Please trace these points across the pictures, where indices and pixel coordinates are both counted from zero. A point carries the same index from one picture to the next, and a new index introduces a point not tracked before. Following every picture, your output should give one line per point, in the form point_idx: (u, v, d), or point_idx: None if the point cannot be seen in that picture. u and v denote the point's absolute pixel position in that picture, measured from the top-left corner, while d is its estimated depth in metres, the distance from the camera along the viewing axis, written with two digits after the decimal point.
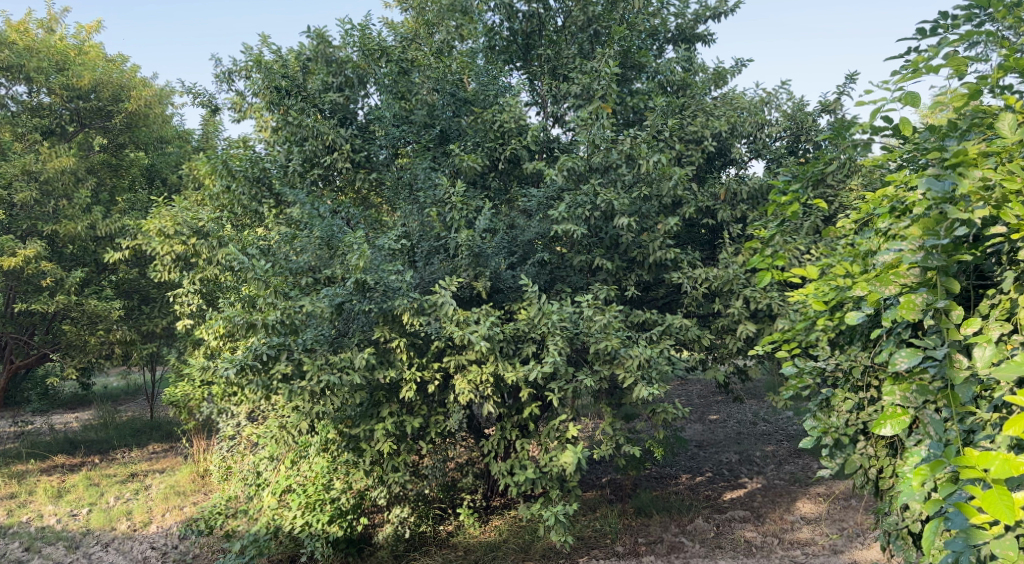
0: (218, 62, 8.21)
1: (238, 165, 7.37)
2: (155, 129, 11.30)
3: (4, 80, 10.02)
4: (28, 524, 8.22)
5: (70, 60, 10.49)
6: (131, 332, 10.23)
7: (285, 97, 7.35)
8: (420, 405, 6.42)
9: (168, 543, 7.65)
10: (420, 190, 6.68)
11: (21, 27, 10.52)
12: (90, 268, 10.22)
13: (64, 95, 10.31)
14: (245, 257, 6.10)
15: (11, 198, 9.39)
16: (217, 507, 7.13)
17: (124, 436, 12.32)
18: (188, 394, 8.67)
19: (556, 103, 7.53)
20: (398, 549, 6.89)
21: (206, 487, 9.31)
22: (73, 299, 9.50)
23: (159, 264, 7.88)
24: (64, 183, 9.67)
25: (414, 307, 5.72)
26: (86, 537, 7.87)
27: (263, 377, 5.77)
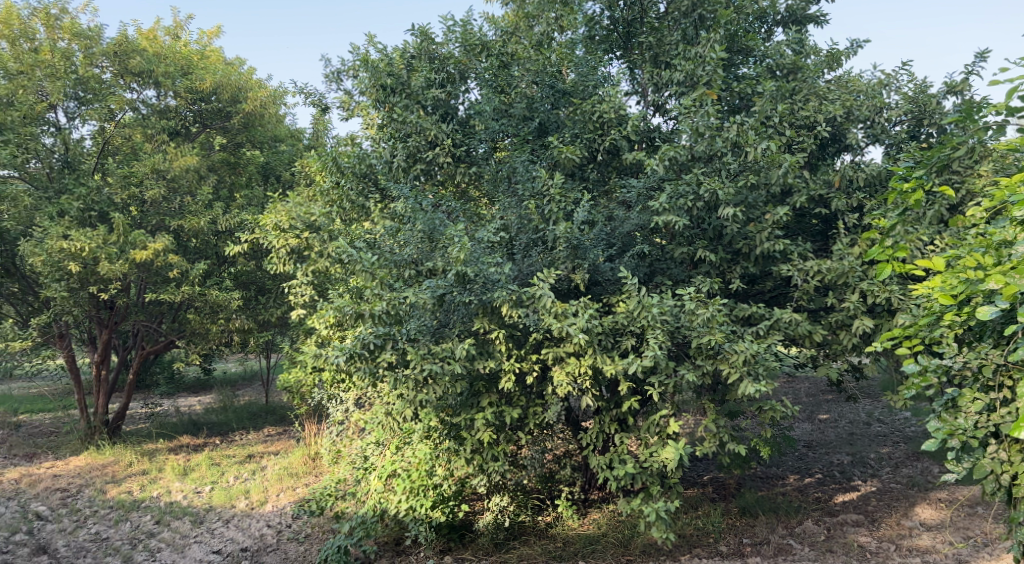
0: (327, 63, 8.51)
1: (347, 162, 7.76)
2: (270, 128, 11.86)
3: (136, 84, 10.75)
4: (158, 499, 8.83)
5: (194, 64, 11.10)
6: (249, 321, 10.82)
7: (390, 94, 7.70)
8: (518, 396, 6.43)
9: (282, 522, 8.03)
10: (519, 183, 6.69)
11: (151, 34, 11.24)
12: (212, 261, 10.84)
13: (188, 97, 10.94)
14: (353, 250, 6.29)
15: (143, 195, 10.07)
16: (327, 489, 7.44)
17: (242, 419, 13.04)
18: (300, 380, 9.10)
19: (658, 92, 7.36)
20: (499, 537, 6.97)
21: (316, 469, 9.70)
22: (196, 290, 10.10)
23: (274, 257, 8.30)
24: (189, 181, 10.28)
25: (513, 299, 5.76)
26: (209, 513, 8.38)
27: (370, 365, 5.94)
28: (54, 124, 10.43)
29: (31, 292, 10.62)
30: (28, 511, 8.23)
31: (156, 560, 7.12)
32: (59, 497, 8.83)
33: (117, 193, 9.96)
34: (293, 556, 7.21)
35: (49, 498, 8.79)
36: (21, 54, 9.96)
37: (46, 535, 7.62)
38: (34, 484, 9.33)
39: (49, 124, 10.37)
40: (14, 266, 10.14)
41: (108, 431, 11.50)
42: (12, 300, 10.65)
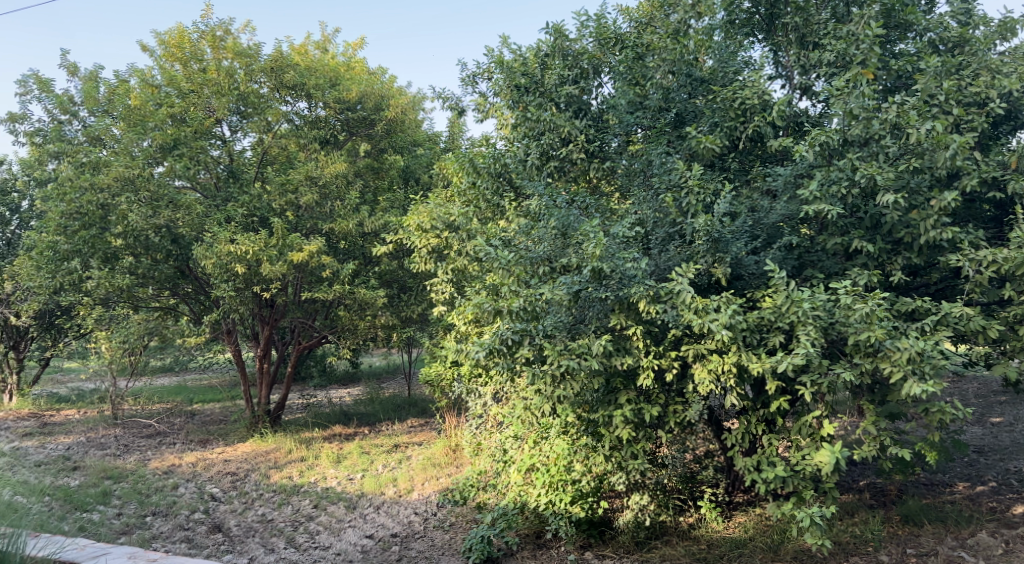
0: (464, 66, 8.75)
1: (483, 162, 7.90)
2: (410, 132, 12.31)
3: (291, 97, 11.48)
4: (315, 484, 9.42)
5: (341, 76, 11.72)
6: (393, 318, 11.30)
7: (525, 93, 7.81)
8: (658, 393, 6.32)
9: (428, 510, 8.34)
10: (656, 175, 6.55)
11: (303, 49, 11.96)
12: (359, 261, 11.40)
13: (337, 107, 11.57)
14: (490, 248, 6.43)
15: (298, 200, 10.73)
16: (469, 480, 7.60)
17: (388, 410, 13.65)
18: (441, 375, 9.40)
19: (805, 74, 6.98)
20: (639, 537, 6.90)
21: (458, 460, 9.99)
22: (346, 288, 10.66)
23: (417, 256, 8.70)
24: (338, 186, 10.85)
25: (651, 295, 5.65)
26: (361, 499, 8.84)
27: (508, 361, 6.09)
28: (220, 137, 11.37)
29: (203, 292, 11.62)
30: (204, 492, 9.02)
31: (315, 541, 7.57)
32: (229, 480, 9.61)
33: (276, 200, 10.71)
34: (439, 543, 7.47)
35: (222, 480, 9.59)
36: (191, 74, 11.00)
37: (220, 514, 8.32)
38: (209, 467, 10.21)
39: (217, 138, 11.32)
40: (189, 268, 11.13)
41: (270, 420, 12.38)
42: (188, 299, 11.70)
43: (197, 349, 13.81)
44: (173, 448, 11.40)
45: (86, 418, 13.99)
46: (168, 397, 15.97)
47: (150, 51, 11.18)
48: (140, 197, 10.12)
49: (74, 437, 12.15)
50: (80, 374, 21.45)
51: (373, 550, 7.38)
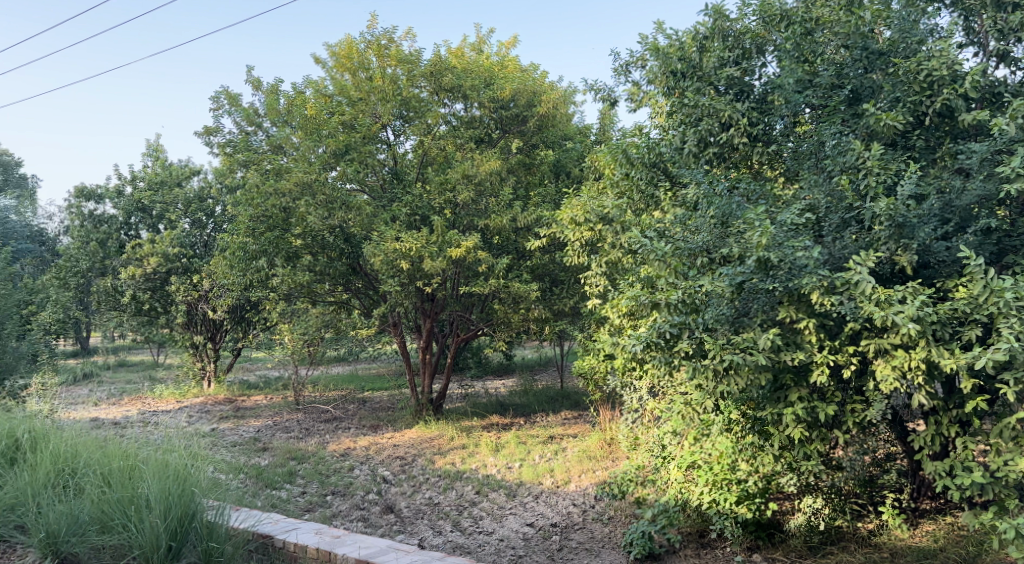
0: (617, 56, 8.65)
1: (636, 153, 7.73)
2: (561, 126, 12.34)
3: (449, 100, 11.92)
4: (476, 471, 9.72)
5: (495, 75, 11.97)
6: (546, 311, 11.41)
7: (681, 79, 7.64)
8: (833, 391, 5.93)
9: (587, 502, 8.36)
10: (828, 158, 6.16)
11: (459, 52, 12.33)
12: (513, 255, 11.60)
13: (491, 106, 11.81)
14: (647, 240, 6.32)
15: (456, 198, 11.08)
16: (628, 474, 7.60)
17: (542, 402, 13.83)
18: (595, 368, 9.38)
19: (1003, 38, 6.30)
20: (812, 541, 6.57)
21: (614, 454, 9.95)
22: (502, 282, 10.86)
23: (570, 250, 8.78)
24: (492, 183, 11.05)
25: (825, 286, 5.31)
26: (520, 487, 9.02)
27: (667, 355, 5.99)
28: (386, 141, 12.00)
29: (371, 287, 12.29)
30: (377, 475, 9.56)
31: (480, 526, 7.80)
32: (398, 464, 10.12)
33: (436, 198, 11.16)
34: (599, 536, 7.46)
35: (391, 464, 10.13)
36: (359, 83, 11.74)
37: (392, 496, 8.79)
38: (379, 452, 10.82)
39: (382, 142, 11.98)
40: (359, 265, 11.82)
41: (433, 409, 12.89)
42: (358, 294, 12.41)
43: (367, 341, 14.68)
44: (348, 433, 12.18)
45: (272, 403, 15.25)
46: (340, 385, 17.09)
47: (323, 63, 12.00)
48: (317, 200, 10.84)
49: (263, 421, 13.30)
50: (266, 363, 23.45)
51: (535, 538, 7.47)
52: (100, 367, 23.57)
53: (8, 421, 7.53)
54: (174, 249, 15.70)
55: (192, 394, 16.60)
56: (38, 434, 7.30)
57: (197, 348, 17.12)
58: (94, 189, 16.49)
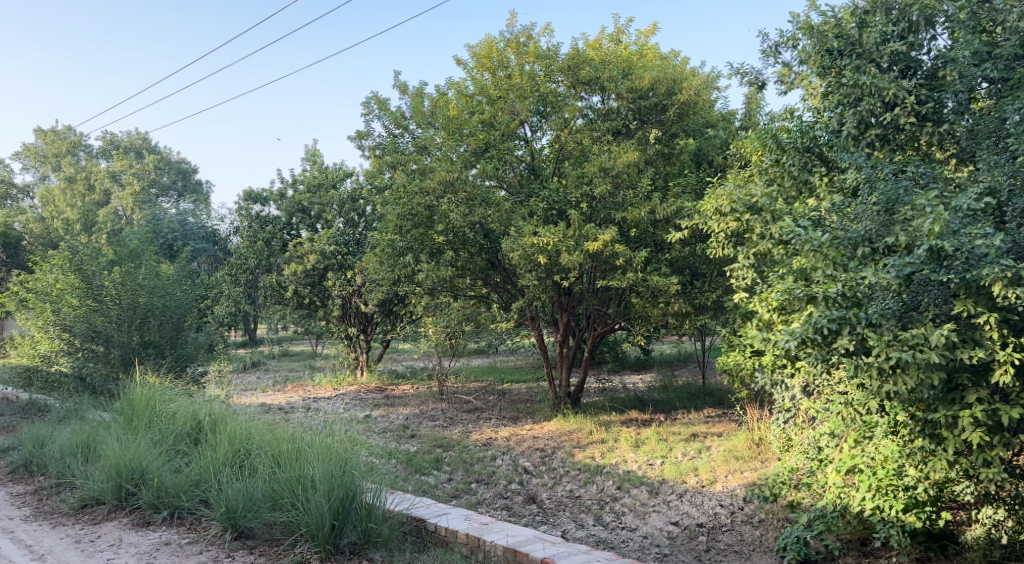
0: (765, 37, 8.28)
1: (787, 138, 7.44)
2: (703, 114, 11.95)
3: (586, 93, 11.83)
4: (617, 466, 9.64)
5: (633, 64, 11.74)
6: (687, 305, 11.12)
7: (838, 58, 7.17)
8: (1018, 393, 5.41)
9: (734, 504, 8.08)
10: (1010, 136, 5.62)
11: (597, 43, 12.21)
12: (651, 248, 11.36)
13: (629, 97, 11.60)
14: (801, 230, 6.01)
15: (593, 191, 10.98)
16: (781, 476, 7.17)
17: (684, 399, 13.51)
18: (740, 364, 9.03)
19: None
20: (993, 556, 5.97)
21: (763, 455, 9.53)
22: (640, 276, 10.60)
23: (714, 242, 8.50)
24: (630, 175, 10.87)
25: (1009, 276, 4.86)
26: (663, 485, 8.86)
27: (823, 351, 5.65)
28: (524, 138, 12.11)
29: (509, 281, 12.45)
30: (518, 465, 9.71)
31: (622, 521, 7.73)
32: (539, 455, 10.23)
33: (573, 192, 11.13)
34: (749, 539, 7.20)
35: (532, 455, 10.25)
36: (499, 82, 11.93)
37: (533, 487, 8.90)
38: (520, 443, 10.98)
39: (520, 139, 12.09)
40: (497, 260, 12.02)
41: (572, 402, 12.91)
42: (497, 288, 12.62)
43: (507, 334, 14.95)
44: (490, 423, 12.47)
45: (418, 392, 15.90)
46: (482, 377, 17.54)
47: (463, 64, 12.26)
48: (458, 198, 11.08)
49: (410, 409, 13.87)
50: (412, 354, 24.43)
51: (680, 537, 7.32)
52: (266, 356, 25.48)
53: (191, 405, 8.31)
54: (330, 247, 16.66)
55: (346, 382, 17.61)
56: (217, 417, 8.01)
57: (350, 339, 18.10)
58: (260, 192, 17.79)
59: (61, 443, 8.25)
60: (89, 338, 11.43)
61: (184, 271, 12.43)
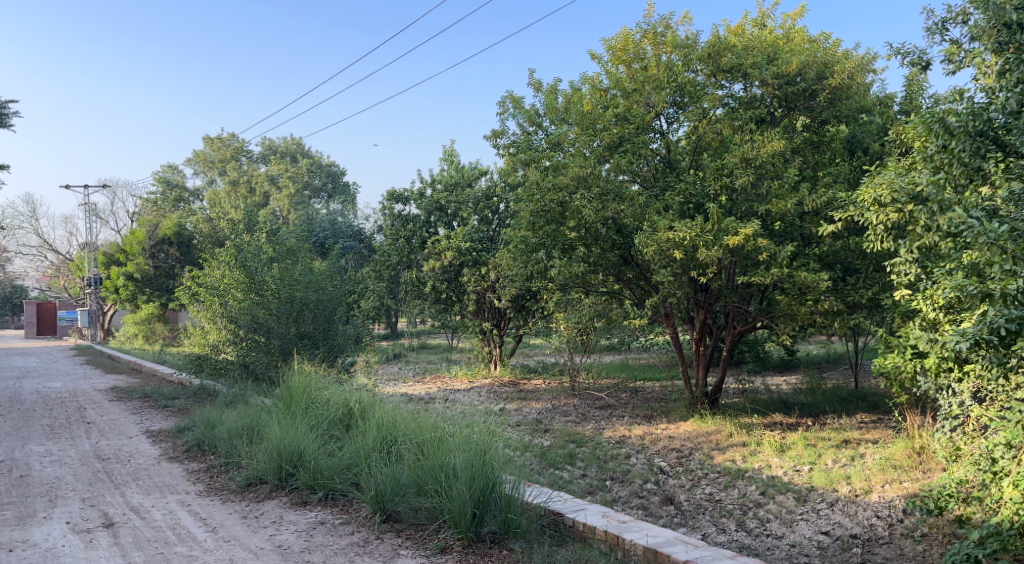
0: (930, 14, 7.65)
1: (956, 120, 6.66)
2: (857, 98, 11.26)
3: (727, 81, 11.41)
4: (760, 471, 9.26)
5: (780, 49, 11.25)
6: (839, 303, 10.51)
7: (1017, 32, 6.54)
8: None
9: (893, 516, 7.56)
10: None
11: (740, 29, 11.76)
12: (798, 242, 10.80)
13: (775, 83, 11.06)
14: (973, 220, 5.49)
15: (733, 183, 10.53)
16: (946, 488, 6.65)
17: (833, 402, 12.78)
18: (899, 367, 8.44)
19: None
20: None
21: (925, 466, 8.85)
22: (785, 272, 10.03)
23: (871, 235, 7.96)
24: (774, 166, 10.39)
25: None
26: (812, 492, 8.42)
27: (1001, 354, 5.20)
28: (659, 130, 11.88)
29: (643, 278, 12.22)
30: (654, 464, 9.54)
31: (767, 528, 7.43)
32: (676, 456, 10.00)
33: (711, 184, 10.70)
34: (911, 554, 6.71)
35: (669, 455, 10.05)
36: (635, 74, 11.70)
37: (671, 487, 8.72)
38: (655, 442, 10.78)
39: (656, 131, 11.86)
40: (630, 255, 11.84)
41: (709, 403, 12.54)
42: (630, 284, 12.43)
43: (641, 331, 14.72)
44: (623, 421, 12.33)
45: (551, 387, 16.00)
46: (616, 374, 17.38)
47: (599, 58, 12.17)
48: (591, 193, 11.03)
49: (543, 404, 13.98)
50: (544, 350, 24.64)
51: (832, 548, 6.93)
52: (406, 348, 26.52)
53: (342, 393, 8.81)
54: (466, 244, 17.08)
55: (481, 376, 18.03)
56: (366, 405, 8.44)
57: (485, 333, 18.52)
58: (402, 192, 18.53)
59: (229, 425, 8.99)
60: (253, 329, 12.36)
61: (334, 268, 13.15)
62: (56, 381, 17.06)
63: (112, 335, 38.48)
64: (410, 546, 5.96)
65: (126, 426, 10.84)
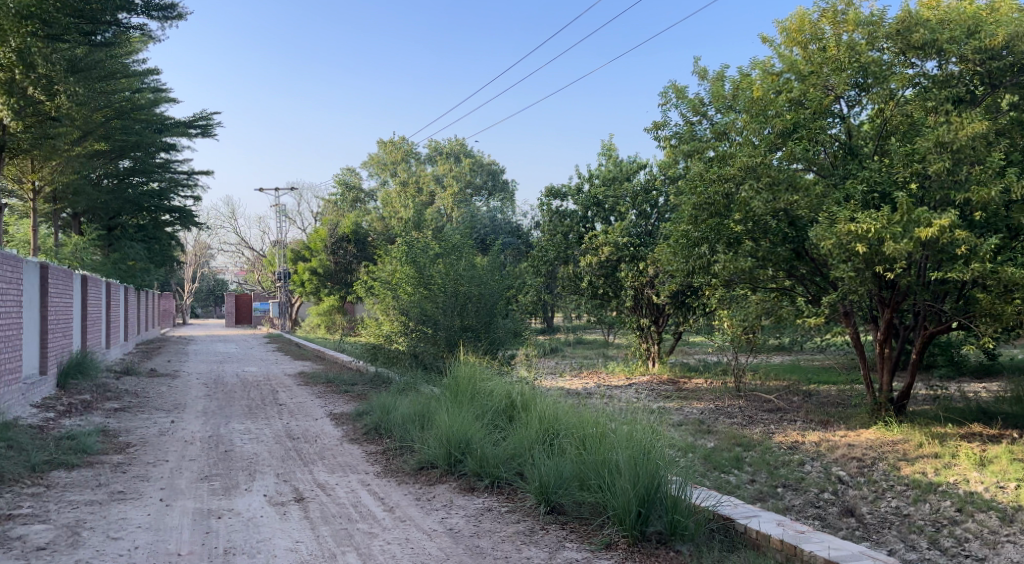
0: None
1: None
2: None
3: (919, 58, 10.45)
4: (956, 486, 8.44)
5: (982, 21, 10.16)
6: None
7: None
8: None
9: None
10: None
11: (934, 2, 10.78)
12: (1003, 234, 9.71)
13: (975, 59, 9.99)
14: None
15: (926, 170, 9.65)
16: None
17: None
18: None
19: None
20: None
21: None
22: (988, 267, 9.07)
23: None
24: (976, 149, 9.38)
25: None
26: (1019, 513, 7.57)
27: None
28: (838, 114, 11.12)
29: (819, 274, 11.50)
30: (831, 473, 8.97)
31: (966, 549, 6.76)
32: (857, 465, 9.35)
33: (899, 171, 9.86)
34: None
35: (848, 464, 9.41)
36: (811, 56, 11.10)
37: (851, 499, 8.15)
38: (833, 449, 10.12)
39: (835, 116, 11.13)
40: (803, 249, 11.14)
41: (894, 409, 11.60)
42: (803, 281, 11.74)
43: (815, 330, 13.88)
44: (795, 426, 11.67)
45: (715, 387, 15.48)
46: (786, 375, 16.52)
47: (771, 41, 11.61)
48: (761, 184, 10.54)
49: (706, 404, 13.55)
50: (706, 348, 23.92)
51: None
52: (564, 343, 26.75)
53: (506, 384, 9.02)
54: (624, 239, 16.91)
55: (640, 372, 17.85)
56: (528, 397, 8.60)
57: (643, 329, 18.27)
58: (560, 187, 18.66)
59: (402, 412, 9.47)
60: (421, 321, 12.95)
61: (496, 263, 13.45)
62: (251, 366, 18.82)
63: (296, 325, 41.82)
64: (575, 540, 5.99)
65: (312, 409, 11.73)
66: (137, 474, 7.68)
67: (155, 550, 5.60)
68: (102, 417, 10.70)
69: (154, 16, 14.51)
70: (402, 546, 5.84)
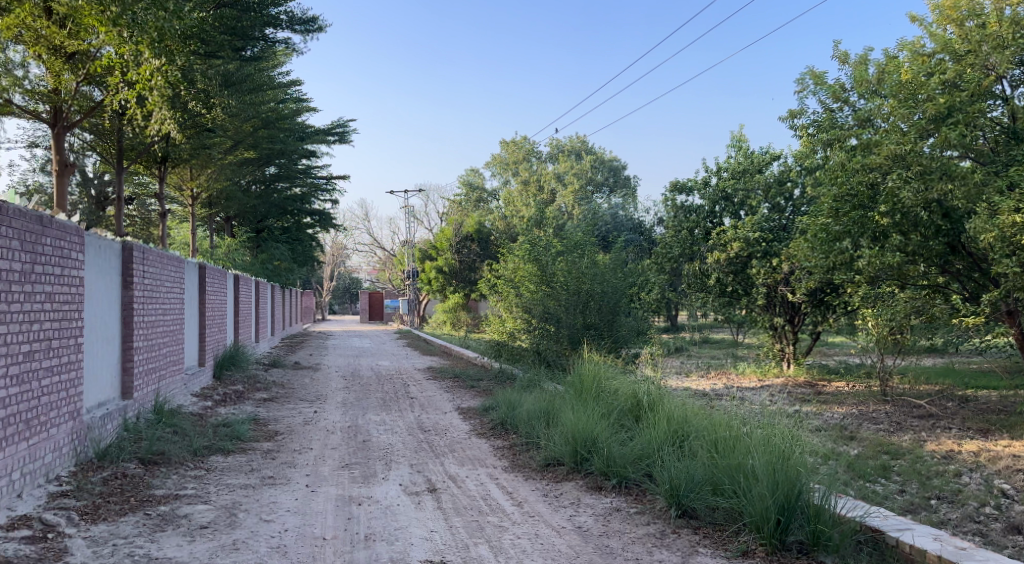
0: None
1: None
2: None
3: None
4: None
5: None
6: None
7: None
8: None
9: None
10: None
11: None
12: None
13: None
14: None
15: None
16: None
17: None
18: None
19: None
20: None
21: None
22: None
23: None
24: None
25: None
26: None
27: None
28: (1001, 96, 10.22)
29: (978, 270, 10.64)
30: (993, 486, 8.26)
31: None
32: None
33: None
34: None
35: (1013, 476, 8.63)
36: (969, 33, 10.32)
37: (1017, 515, 7.46)
38: (995, 461, 9.31)
39: (997, 98, 10.23)
40: (959, 244, 10.38)
41: None
42: (960, 278, 10.90)
43: (971, 332, 12.83)
44: (950, 433, 10.82)
45: (856, 391, 14.63)
46: (937, 380, 15.37)
47: (922, 20, 10.84)
48: (910, 173, 9.86)
49: (847, 408, 12.83)
50: (844, 349, 22.65)
51: None
52: (689, 342, 26.10)
53: (632, 383, 8.92)
54: (754, 234, 16.30)
55: (773, 374, 17.16)
56: (655, 396, 8.46)
57: (776, 329, 17.69)
58: (685, 182, 18.23)
59: (528, 408, 9.55)
60: (546, 319, 13.03)
61: (619, 260, 13.29)
62: (384, 361, 19.61)
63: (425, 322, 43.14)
64: (709, 545, 5.83)
65: (442, 403, 12.06)
66: (284, 461, 8.18)
67: (302, 533, 5.94)
68: (253, 407, 11.49)
69: (297, 30, 15.38)
70: (532, 541, 5.89)
